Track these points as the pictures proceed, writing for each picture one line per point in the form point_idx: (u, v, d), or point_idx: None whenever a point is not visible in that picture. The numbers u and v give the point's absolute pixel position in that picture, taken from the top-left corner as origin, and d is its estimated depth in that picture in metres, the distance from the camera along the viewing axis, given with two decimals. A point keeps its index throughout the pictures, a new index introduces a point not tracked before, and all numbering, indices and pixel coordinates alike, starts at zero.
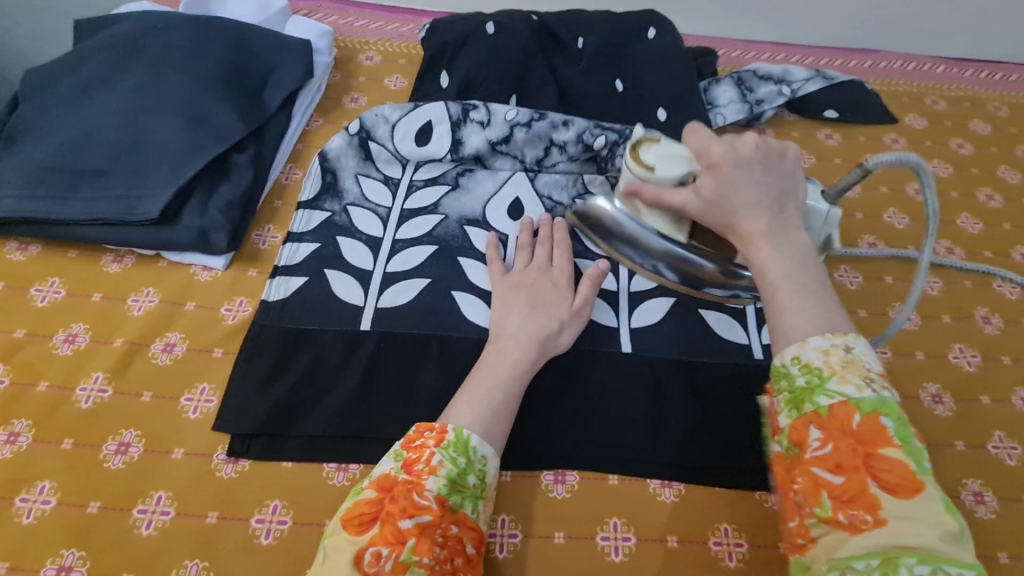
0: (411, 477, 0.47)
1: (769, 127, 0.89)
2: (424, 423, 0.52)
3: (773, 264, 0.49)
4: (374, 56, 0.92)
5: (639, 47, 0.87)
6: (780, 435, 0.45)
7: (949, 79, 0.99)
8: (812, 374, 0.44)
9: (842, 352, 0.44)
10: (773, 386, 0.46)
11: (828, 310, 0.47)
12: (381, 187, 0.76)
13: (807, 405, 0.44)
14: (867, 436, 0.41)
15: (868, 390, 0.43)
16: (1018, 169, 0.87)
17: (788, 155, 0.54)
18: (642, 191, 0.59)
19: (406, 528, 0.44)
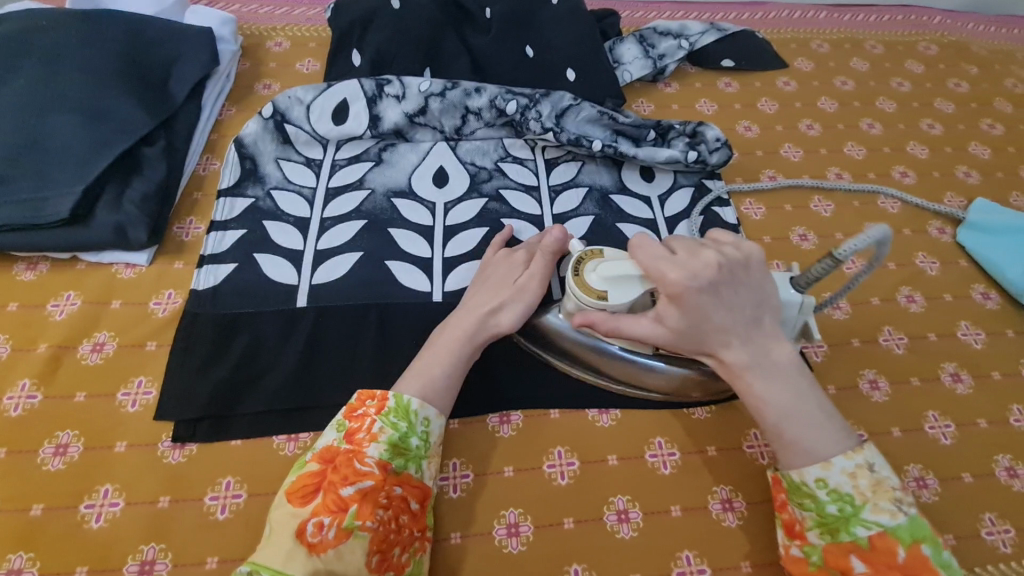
0: (352, 446, 0.49)
1: (674, 81, 0.94)
2: (363, 393, 0.53)
3: (770, 403, 0.49)
4: (283, 42, 0.91)
5: (545, 12, 0.90)
6: (816, 552, 0.48)
7: (831, 24, 1.08)
8: (844, 503, 0.47)
9: (867, 472, 0.47)
10: (801, 503, 0.49)
11: (828, 427, 0.49)
12: (303, 169, 0.76)
13: (844, 534, 0.47)
14: (912, 570, 0.44)
15: (901, 515, 0.46)
16: (893, 100, 0.97)
17: (751, 263, 0.49)
18: (595, 321, 0.52)
19: (348, 494, 0.47)
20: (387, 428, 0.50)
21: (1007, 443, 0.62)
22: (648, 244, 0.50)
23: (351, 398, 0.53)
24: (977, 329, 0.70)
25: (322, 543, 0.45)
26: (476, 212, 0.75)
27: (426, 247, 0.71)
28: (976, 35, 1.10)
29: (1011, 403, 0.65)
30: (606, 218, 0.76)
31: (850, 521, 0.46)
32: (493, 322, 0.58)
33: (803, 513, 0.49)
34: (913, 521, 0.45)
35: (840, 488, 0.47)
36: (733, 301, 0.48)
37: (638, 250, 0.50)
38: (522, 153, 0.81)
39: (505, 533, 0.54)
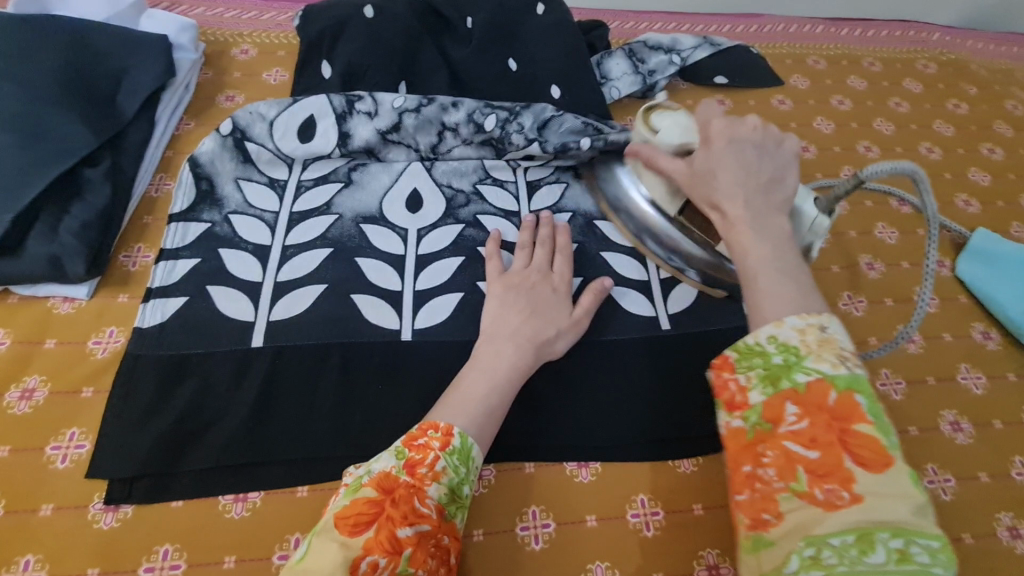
0: (414, 480, 0.46)
1: (664, 97, 0.90)
2: (425, 422, 0.50)
3: (752, 248, 0.48)
4: (249, 50, 0.85)
5: (529, 23, 0.85)
6: (752, 409, 0.43)
7: (828, 39, 1.04)
8: (790, 352, 0.43)
9: (817, 332, 0.43)
10: (745, 362, 0.45)
11: (805, 292, 0.46)
12: (265, 190, 0.71)
13: (784, 381, 0.42)
14: (842, 413, 0.40)
15: (842, 368, 0.42)
16: (891, 121, 0.93)
17: (787, 145, 0.54)
18: (639, 149, 0.59)
19: (407, 536, 0.43)
20: (449, 469, 0.48)
21: (1009, 499, 0.59)
22: (714, 105, 0.59)
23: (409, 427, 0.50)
24: (977, 371, 0.67)
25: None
26: (451, 239, 0.70)
27: (396, 278, 0.66)
28: (975, 53, 1.07)
29: (1013, 455, 0.62)
30: (589, 246, 0.70)
31: (793, 368, 0.42)
32: (550, 350, 0.59)
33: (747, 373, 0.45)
34: (856, 376, 0.42)
35: (790, 340, 0.43)
36: (753, 156, 0.52)
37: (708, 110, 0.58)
38: (503, 174, 0.76)
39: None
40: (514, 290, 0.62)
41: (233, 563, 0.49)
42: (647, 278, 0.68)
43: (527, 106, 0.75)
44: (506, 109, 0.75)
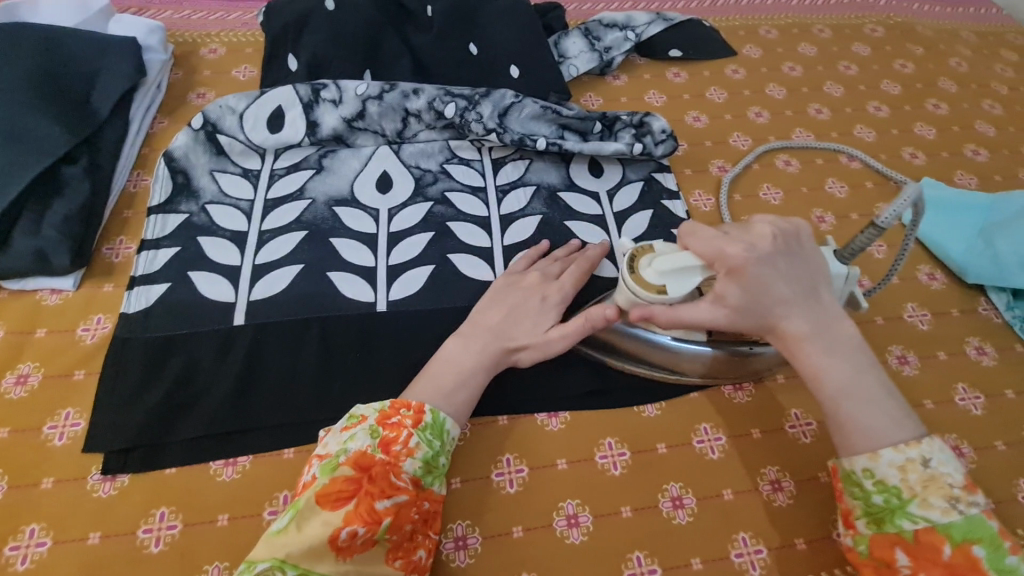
0: (389, 456, 0.49)
1: (622, 73, 0.93)
2: (398, 400, 0.53)
3: (831, 379, 0.48)
4: (217, 49, 0.88)
5: (487, 7, 0.88)
6: (863, 541, 0.48)
7: (779, 9, 1.07)
8: (891, 495, 0.47)
9: (918, 465, 0.46)
10: (849, 491, 0.49)
11: (886, 409, 0.48)
12: (240, 180, 0.74)
13: (889, 525, 0.47)
14: (958, 568, 0.44)
15: (952, 512, 0.45)
16: (841, 84, 0.97)
17: (803, 234, 0.51)
18: (657, 317, 0.50)
19: (384, 509, 0.46)
20: (423, 447, 0.51)
21: (951, 422, 0.63)
22: (708, 234, 0.49)
23: (382, 404, 0.53)
24: (923, 309, 0.71)
25: (350, 550, 0.45)
26: (421, 217, 0.74)
27: (370, 256, 0.70)
28: (921, 15, 1.11)
29: (956, 383, 0.66)
30: (553, 216, 0.76)
31: (898, 514, 0.47)
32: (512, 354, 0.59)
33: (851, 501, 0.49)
34: (970, 521, 0.45)
35: (886, 479, 0.47)
36: (788, 269, 0.49)
37: (705, 249, 0.49)
38: (468, 154, 0.79)
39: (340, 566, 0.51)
40: (508, 295, 0.62)
41: (226, 520, 0.52)
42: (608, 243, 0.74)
43: (484, 89, 0.79)
44: (466, 94, 0.78)
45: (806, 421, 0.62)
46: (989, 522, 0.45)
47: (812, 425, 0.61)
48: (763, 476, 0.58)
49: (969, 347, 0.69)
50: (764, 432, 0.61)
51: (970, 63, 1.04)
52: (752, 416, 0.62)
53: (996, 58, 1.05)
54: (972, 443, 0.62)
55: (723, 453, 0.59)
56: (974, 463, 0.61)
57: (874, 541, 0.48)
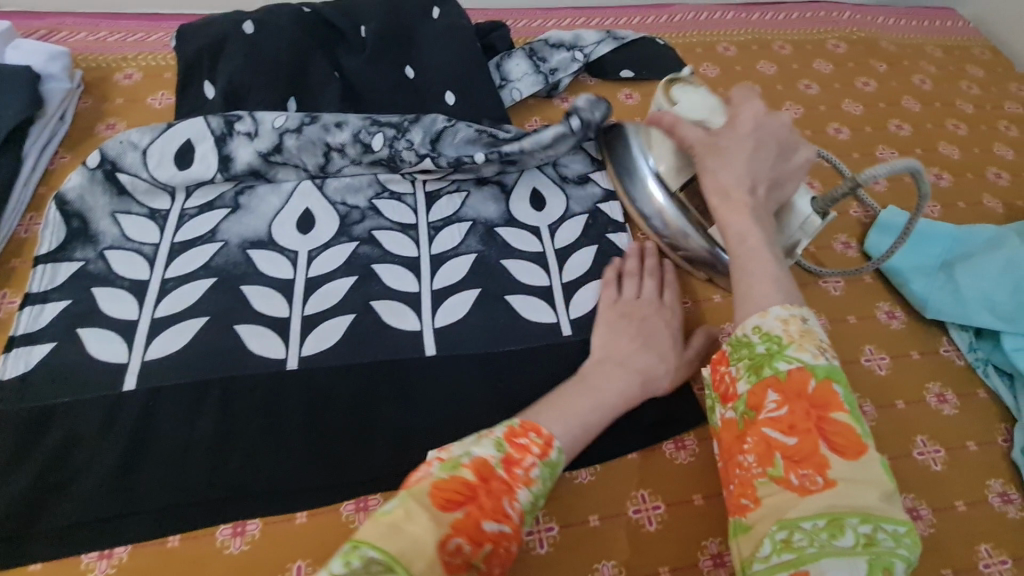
0: (509, 477, 0.47)
1: (571, 95, 0.88)
2: (528, 422, 0.51)
3: (746, 236, 0.56)
4: (133, 74, 0.82)
5: (424, 28, 0.83)
6: (741, 403, 0.50)
7: (739, 24, 1.03)
8: (771, 342, 0.50)
9: (799, 322, 0.51)
10: (735, 355, 0.52)
11: (785, 287, 0.54)
12: (145, 222, 0.67)
13: (766, 370, 0.49)
14: (819, 401, 0.46)
15: (821, 360, 0.48)
16: (801, 104, 0.93)
17: (799, 150, 0.61)
18: (664, 117, 0.64)
19: (490, 531, 0.44)
20: (541, 482, 0.49)
21: (909, 480, 0.59)
22: (747, 91, 0.63)
23: (511, 421, 0.51)
24: (882, 352, 0.67)
25: (452, 566, 0.42)
26: (345, 259, 0.68)
27: (284, 305, 0.64)
28: (885, 30, 1.07)
29: (915, 435, 0.61)
30: (489, 255, 0.70)
31: (775, 357, 0.49)
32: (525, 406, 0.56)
33: (736, 366, 0.52)
34: (835, 366, 0.48)
35: (771, 329, 0.50)
36: (764, 154, 0.59)
37: (736, 92, 0.64)
38: (400, 188, 0.74)
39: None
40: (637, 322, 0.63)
41: None
42: (548, 284, 0.69)
43: (413, 119, 0.73)
44: (392, 124, 0.73)
45: None
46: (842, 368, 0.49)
47: None
48: (704, 550, 0.53)
49: (929, 395, 0.64)
50: (711, 498, 0.56)
51: (934, 80, 1.00)
52: (694, 480, 0.57)
53: (962, 75, 1.02)
54: (930, 503, 0.57)
55: (662, 524, 0.54)
56: (932, 527, 0.56)
57: (748, 394, 0.50)
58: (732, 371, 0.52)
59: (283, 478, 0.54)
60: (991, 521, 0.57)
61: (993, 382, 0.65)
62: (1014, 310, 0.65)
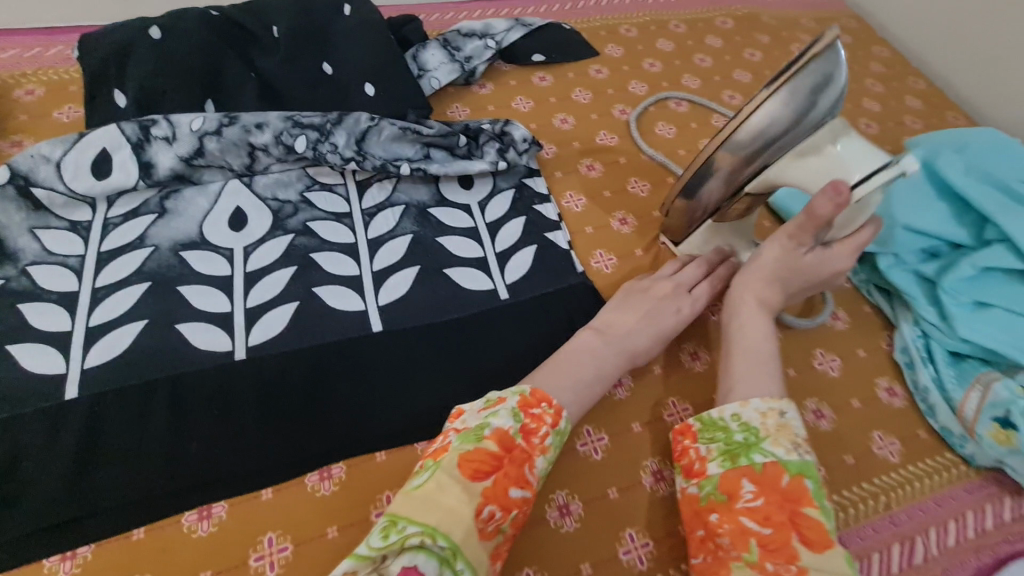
0: (528, 446, 0.50)
1: (488, 81, 0.93)
2: (539, 392, 0.54)
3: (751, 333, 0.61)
4: (34, 90, 0.79)
5: (338, 25, 0.85)
6: (710, 482, 0.52)
7: (637, 8, 1.12)
8: (750, 433, 0.53)
9: (777, 416, 0.53)
10: (709, 436, 0.55)
11: (769, 383, 0.57)
12: (67, 235, 0.66)
13: (743, 459, 0.51)
14: (792, 494, 0.49)
15: (794, 454, 0.51)
16: (697, 76, 1.02)
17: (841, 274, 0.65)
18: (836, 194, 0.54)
19: (515, 497, 0.48)
20: (553, 448, 0.53)
21: (814, 387, 0.67)
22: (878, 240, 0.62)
23: (522, 391, 0.54)
24: None
25: (484, 531, 0.46)
26: (282, 251, 0.69)
27: (224, 300, 0.65)
28: (763, 6, 1.19)
29: (814, 349, 0.71)
30: (425, 234, 0.74)
31: (750, 447, 0.52)
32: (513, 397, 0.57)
33: (709, 447, 0.54)
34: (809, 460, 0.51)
35: (750, 420, 0.53)
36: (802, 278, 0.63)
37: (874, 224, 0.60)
38: (330, 179, 0.76)
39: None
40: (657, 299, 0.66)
41: None
42: (483, 255, 0.73)
43: (336, 117, 0.75)
44: (314, 122, 0.74)
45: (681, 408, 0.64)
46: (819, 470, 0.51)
47: (687, 412, 0.64)
48: (646, 469, 0.59)
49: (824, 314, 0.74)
50: (650, 424, 0.62)
51: (809, 48, 1.13)
52: (632, 411, 0.63)
53: None
54: (832, 404, 0.66)
55: (607, 452, 0.60)
56: (834, 423, 0.65)
57: (721, 477, 0.52)
58: (704, 450, 0.54)
59: (243, 462, 0.55)
60: (881, 412, 0.67)
61: (875, 298, 0.76)
62: (881, 232, 0.74)
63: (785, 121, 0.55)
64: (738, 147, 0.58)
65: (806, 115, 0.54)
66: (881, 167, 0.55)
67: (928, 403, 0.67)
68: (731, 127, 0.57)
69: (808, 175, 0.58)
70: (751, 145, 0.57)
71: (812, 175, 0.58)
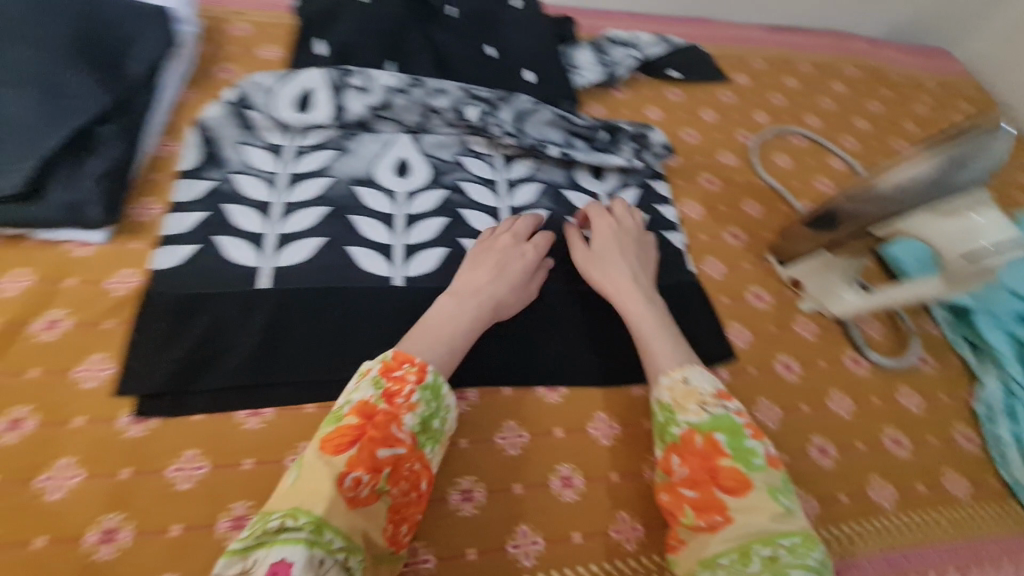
0: (391, 408, 0.52)
1: (625, 87, 1.01)
2: (402, 355, 0.56)
3: (639, 317, 0.66)
4: (244, 27, 0.91)
5: (506, 14, 0.95)
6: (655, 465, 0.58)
7: (768, 43, 1.17)
8: (665, 411, 0.58)
9: (681, 383, 0.59)
10: (642, 425, 0.61)
11: (671, 352, 0.62)
12: (265, 154, 0.77)
13: (668, 436, 0.58)
14: (709, 454, 0.54)
15: (705, 413, 0.57)
16: (818, 117, 1.07)
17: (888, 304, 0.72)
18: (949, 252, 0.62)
19: (382, 458, 0.49)
20: (421, 407, 0.53)
21: (896, 418, 0.72)
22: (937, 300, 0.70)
23: (386, 357, 0.56)
24: (876, 321, 0.81)
25: (356, 499, 0.47)
26: (437, 203, 0.79)
27: (387, 234, 0.74)
28: (890, 62, 1.23)
29: (900, 385, 0.75)
30: (558, 213, 0.82)
31: (668, 425, 0.58)
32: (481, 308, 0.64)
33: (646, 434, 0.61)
34: (719, 418, 0.56)
35: (662, 403, 0.59)
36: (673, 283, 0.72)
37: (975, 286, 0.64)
38: (483, 150, 0.85)
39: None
40: (586, 259, 0.72)
41: (252, 464, 0.57)
42: None
43: (501, 97, 0.85)
44: (483, 98, 0.84)
45: (772, 408, 0.70)
46: (735, 421, 0.56)
47: (777, 413, 0.70)
48: None
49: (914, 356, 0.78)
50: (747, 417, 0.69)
51: (928, 109, 1.16)
52: None
53: (951, 108, 1.18)
54: (910, 436, 0.71)
55: None
56: (911, 453, 0.70)
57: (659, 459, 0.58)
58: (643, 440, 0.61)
59: None
60: (955, 453, 0.71)
61: (963, 352, 0.80)
62: (984, 291, 0.78)
63: (926, 183, 0.60)
64: (876, 194, 0.65)
65: (949, 184, 0.60)
66: (1013, 244, 0.59)
67: (1001, 454, 0.71)
68: (881, 175, 0.64)
69: (942, 234, 0.62)
70: (889, 196, 0.63)
71: (946, 235, 0.62)
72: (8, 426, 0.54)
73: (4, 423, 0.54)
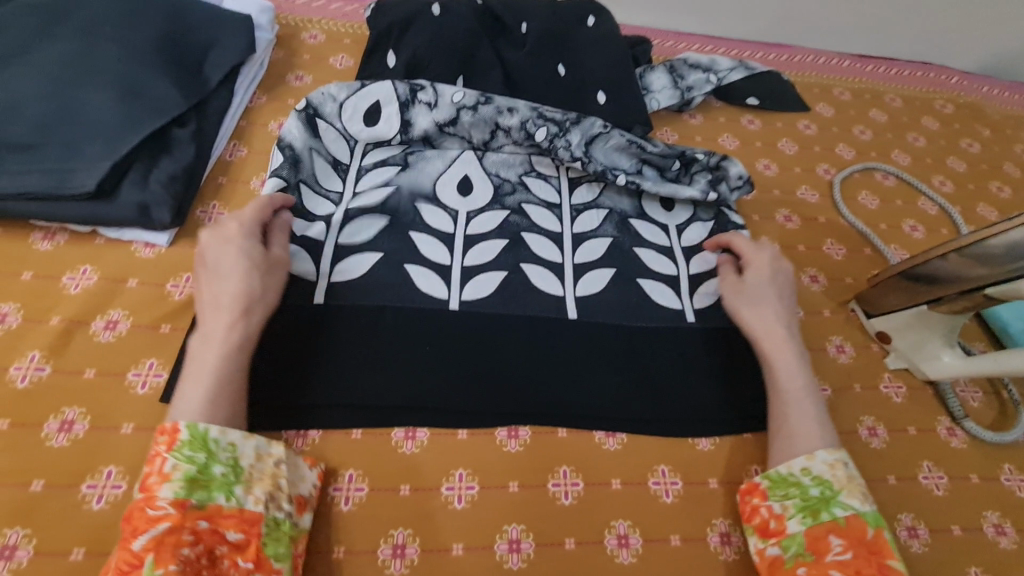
0: (143, 494, 0.47)
1: (699, 113, 0.96)
2: (157, 426, 0.51)
3: (788, 375, 0.62)
4: (318, 35, 0.91)
5: (580, 33, 0.92)
6: (794, 541, 0.54)
7: (854, 73, 1.10)
8: (825, 487, 0.55)
9: (843, 467, 0.56)
10: (783, 492, 0.56)
11: (823, 429, 0.59)
12: (330, 167, 0.76)
13: (824, 514, 0.54)
14: (875, 546, 0.52)
15: (866, 505, 0.54)
16: (908, 154, 0.99)
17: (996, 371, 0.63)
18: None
19: (143, 546, 0.45)
20: (179, 468, 0.48)
21: (998, 501, 0.64)
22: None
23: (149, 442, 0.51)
24: (975, 386, 0.72)
25: None
26: (497, 223, 0.75)
27: (446, 254, 0.71)
28: (990, 98, 1.13)
29: (1004, 462, 0.67)
30: (624, 241, 0.77)
31: (829, 503, 0.54)
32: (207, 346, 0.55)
33: (784, 503, 0.56)
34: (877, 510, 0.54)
35: (822, 475, 0.56)
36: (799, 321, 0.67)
37: None
38: (548, 171, 0.82)
39: (390, 554, 0.54)
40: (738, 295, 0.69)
41: None
42: (676, 274, 0.75)
43: (571, 116, 0.81)
44: (551, 117, 0.81)
45: None
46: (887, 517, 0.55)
47: None
48: None
49: None
50: None
51: None
52: None
53: None
54: (1016, 523, 0.63)
55: None
56: (1015, 543, 0.61)
57: (803, 535, 0.53)
58: (776, 506, 0.56)
59: (446, 399, 0.62)
60: None
61: None
62: None
63: None
64: (989, 251, 0.58)
65: None
66: None
67: None
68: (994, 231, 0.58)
69: None
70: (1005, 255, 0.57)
71: None
72: (61, 426, 0.54)
73: (57, 424, 0.54)
